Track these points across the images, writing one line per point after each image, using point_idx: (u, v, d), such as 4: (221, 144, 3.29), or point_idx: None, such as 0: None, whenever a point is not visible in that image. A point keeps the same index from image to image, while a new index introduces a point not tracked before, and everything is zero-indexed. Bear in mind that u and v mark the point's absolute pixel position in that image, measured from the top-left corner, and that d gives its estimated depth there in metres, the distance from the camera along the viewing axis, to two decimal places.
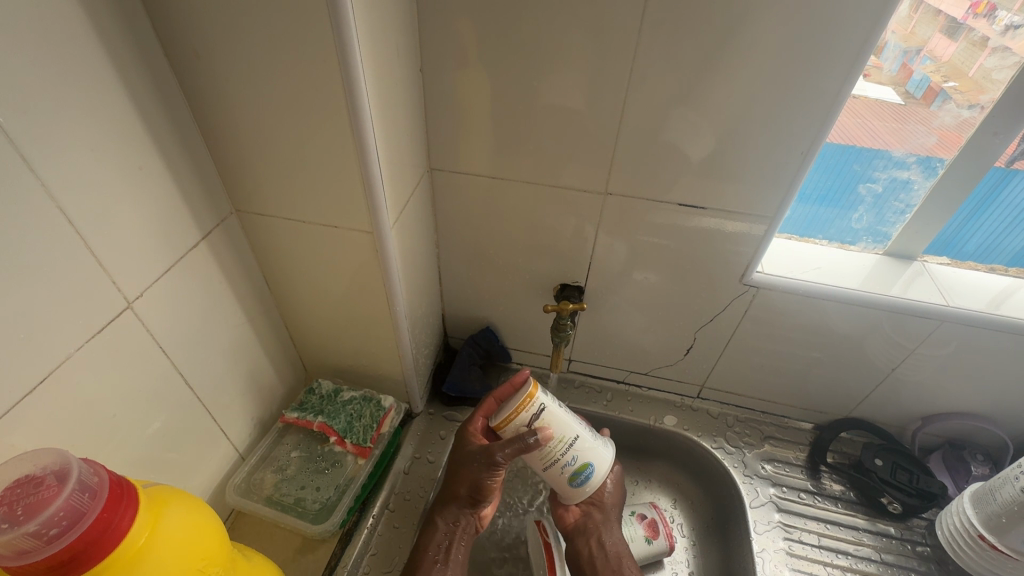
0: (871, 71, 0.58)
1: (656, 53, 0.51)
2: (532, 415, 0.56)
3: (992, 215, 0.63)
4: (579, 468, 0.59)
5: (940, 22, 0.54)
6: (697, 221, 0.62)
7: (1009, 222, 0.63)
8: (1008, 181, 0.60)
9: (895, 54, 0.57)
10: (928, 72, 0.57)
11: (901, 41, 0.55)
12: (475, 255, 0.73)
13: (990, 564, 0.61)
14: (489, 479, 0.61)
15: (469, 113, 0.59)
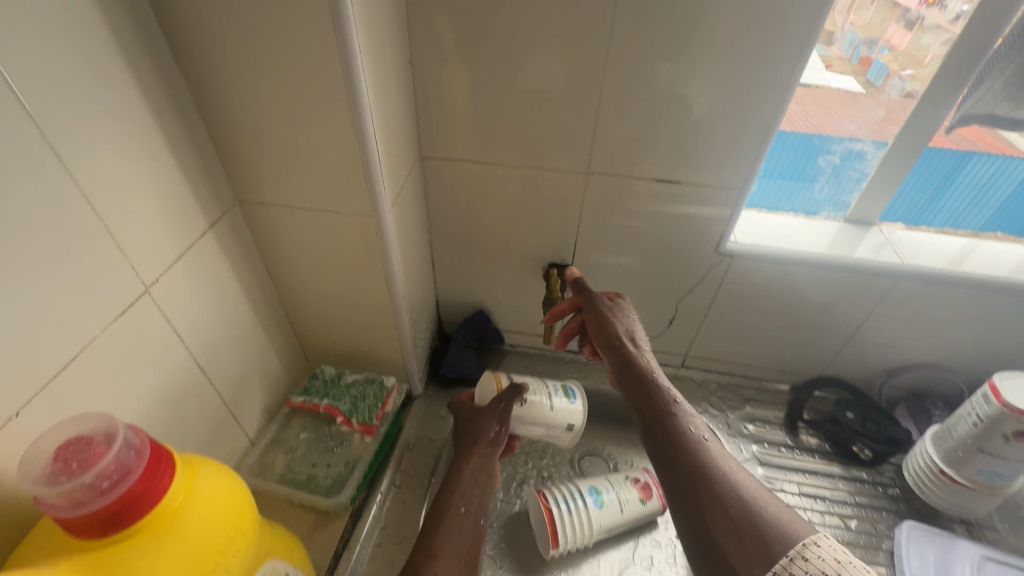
0: (833, 62, 0.66)
1: (629, 37, 0.55)
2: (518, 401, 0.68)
3: (948, 193, 0.72)
4: (547, 417, 0.69)
5: (896, 14, 0.62)
6: (675, 195, 0.66)
7: (967, 200, 0.72)
8: (965, 164, 0.68)
9: (855, 45, 0.64)
10: (887, 60, 0.64)
11: (855, 31, 0.63)
12: (467, 239, 0.77)
13: (952, 495, 0.66)
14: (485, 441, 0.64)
15: (456, 102, 0.63)
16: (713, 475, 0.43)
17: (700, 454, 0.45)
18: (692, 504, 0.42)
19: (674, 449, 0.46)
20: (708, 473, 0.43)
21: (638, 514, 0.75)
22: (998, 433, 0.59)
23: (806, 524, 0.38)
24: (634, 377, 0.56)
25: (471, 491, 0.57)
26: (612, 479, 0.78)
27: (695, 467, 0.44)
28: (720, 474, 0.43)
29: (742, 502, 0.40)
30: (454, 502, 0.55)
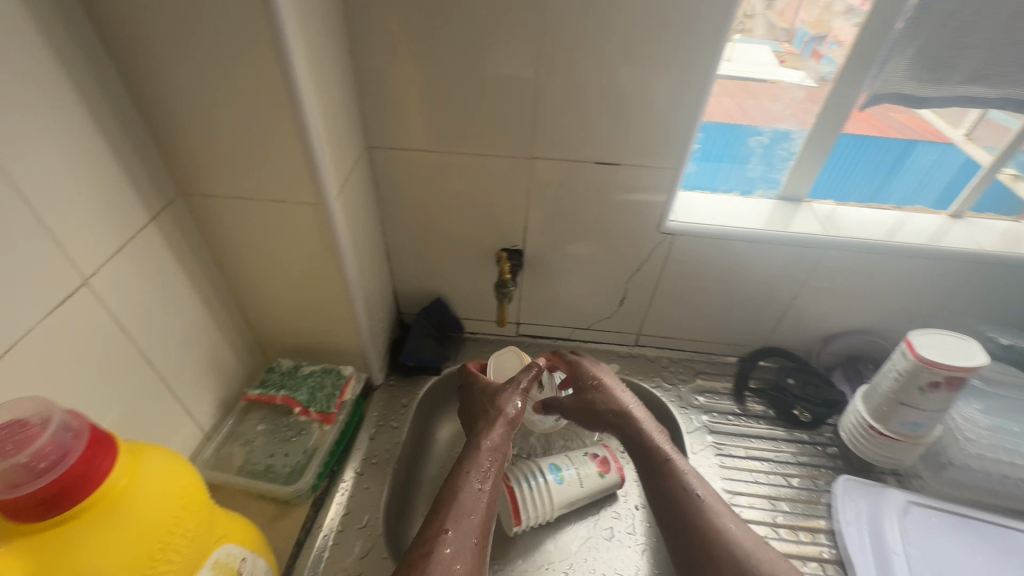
0: (785, 57, 0.73)
1: (562, 23, 0.57)
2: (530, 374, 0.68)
3: (896, 178, 0.79)
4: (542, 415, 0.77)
5: (840, 10, 0.65)
6: (615, 177, 0.69)
7: (914, 185, 0.80)
8: (911, 149, 0.76)
9: (807, 41, 0.70)
10: (834, 55, 0.66)
11: (806, 27, 0.70)
12: (420, 227, 0.78)
13: (880, 448, 0.71)
14: (507, 415, 0.63)
15: (399, 90, 0.64)
16: (709, 534, 0.54)
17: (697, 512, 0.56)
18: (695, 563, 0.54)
19: (676, 506, 0.57)
20: (705, 530, 0.55)
21: (597, 487, 0.78)
22: (916, 385, 0.64)
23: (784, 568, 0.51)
24: (630, 439, 0.65)
25: (487, 468, 0.57)
26: (572, 456, 0.80)
27: (693, 530, 0.55)
28: (716, 533, 0.54)
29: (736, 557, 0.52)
30: (468, 478, 0.55)
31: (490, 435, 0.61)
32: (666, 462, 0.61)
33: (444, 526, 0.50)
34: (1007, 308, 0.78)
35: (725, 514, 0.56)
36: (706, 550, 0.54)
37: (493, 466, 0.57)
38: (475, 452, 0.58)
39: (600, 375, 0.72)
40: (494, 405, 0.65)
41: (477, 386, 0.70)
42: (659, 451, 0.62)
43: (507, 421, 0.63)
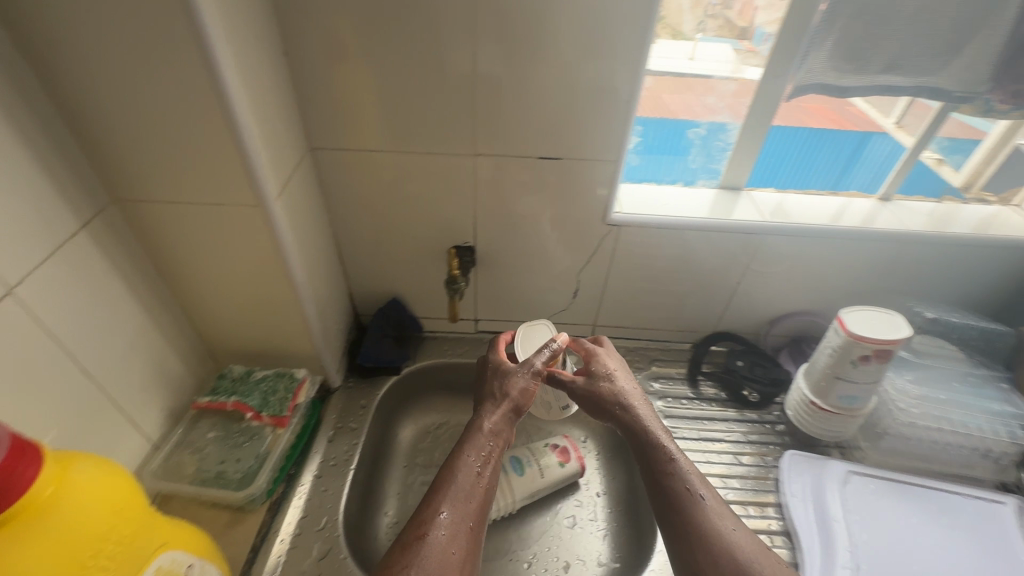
0: (748, 55, 0.71)
1: (493, 21, 0.58)
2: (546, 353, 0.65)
3: (854, 170, 0.83)
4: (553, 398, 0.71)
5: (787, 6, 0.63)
6: (557, 171, 0.70)
7: (873, 174, 0.83)
8: (868, 141, 0.80)
9: (767, 38, 0.68)
10: None
11: (765, 25, 0.67)
12: (370, 228, 0.78)
13: (822, 422, 0.75)
14: (513, 398, 0.62)
15: (337, 91, 0.64)
16: (704, 541, 0.52)
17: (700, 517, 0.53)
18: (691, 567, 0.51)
19: (675, 508, 0.54)
20: (701, 539, 0.52)
21: (558, 477, 0.79)
22: (849, 359, 0.68)
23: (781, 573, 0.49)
24: (633, 435, 0.61)
25: (487, 452, 0.57)
26: (533, 448, 0.82)
27: (694, 535, 0.52)
28: (718, 539, 0.51)
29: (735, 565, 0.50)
30: (467, 459, 0.55)
31: (492, 418, 0.60)
32: (669, 461, 0.57)
33: (440, 509, 0.51)
34: (934, 284, 0.82)
35: (725, 522, 0.53)
36: (699, 555, 0.51)
37: (493, 451, 0.57)
38: (478, 436, 0.58)
39: (612, 364, 0.68)
40: (500, 386, 0.63)
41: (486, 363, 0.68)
42: (662, 448, 0.58)
43: (512, 404, 0.61)
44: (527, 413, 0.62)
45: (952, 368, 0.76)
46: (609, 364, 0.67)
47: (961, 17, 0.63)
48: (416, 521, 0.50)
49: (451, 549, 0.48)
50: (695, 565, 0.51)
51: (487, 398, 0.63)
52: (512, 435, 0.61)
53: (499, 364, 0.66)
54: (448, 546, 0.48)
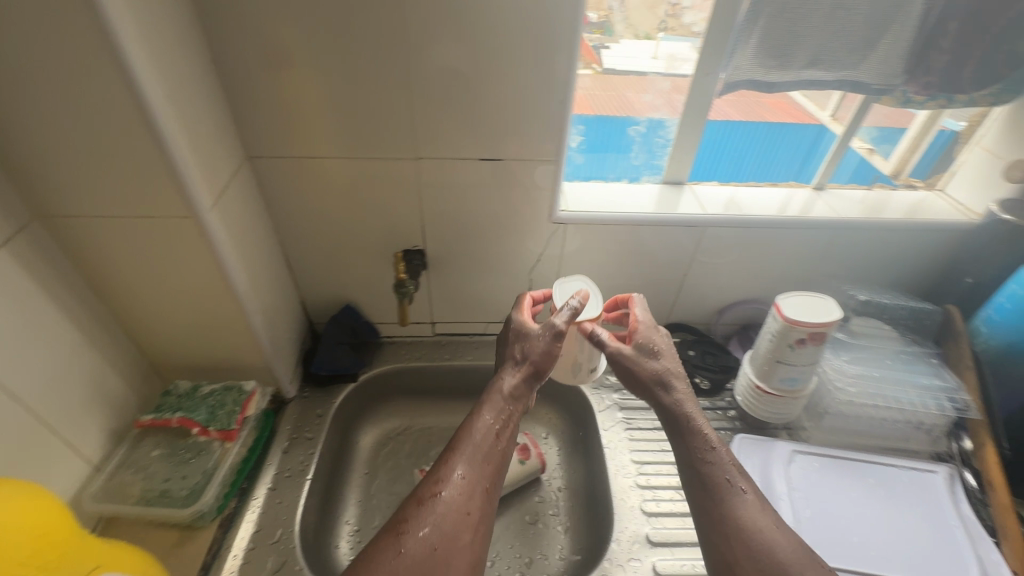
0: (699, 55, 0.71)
1: (424, 25, 0.58)
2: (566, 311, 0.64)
3: (811, 163, 0.86)
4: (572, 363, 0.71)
5: None
6: (500, 171, 0.71)
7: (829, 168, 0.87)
8: (822, 136, 0.83)
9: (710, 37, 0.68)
10: None
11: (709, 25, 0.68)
12: (317, 235, 0.78)
13: (767, 405, 0.77)
14: (535, 362, 0.64)
15: (272, 98, 0.64)
16: (738, 535, 0.54)
17: (737, 509, 0.56)
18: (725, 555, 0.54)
19: (710, 498, 0.57)
20: (737, 533, 0.54)
21: (518, 475, 0.80)
22: (786, 343, 0.71)
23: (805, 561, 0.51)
24: (675, 422, 0.63)
25: (506, 415, 0.61)
26: None
27: (729, 525, 0.55)
28: (756, 532, 0.54)
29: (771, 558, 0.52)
30: (485, 418, 0.60)
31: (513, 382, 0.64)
32: (708, 452, 0.60)
33: (456, 467, 0.56)
34: (867, 268, 0.86)
35: (765, 520, 0.55)
36: (735, 548, 0.54)
37: (512, 414, 0.61)
38: (499, 399, 0.62)
39: (660, 345, 0.68)
40: (523, 351, 0.66)
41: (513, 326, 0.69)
42: (699, 437, 0.61)
43: (533, 369, 0.64)
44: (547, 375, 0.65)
45: (884, 347, 0.80)
46: (647, 337, 0.68)
47: (872, 13, 0.67)
48: (432, 480, 0.55)
49: (466, 504, 0.53)
50: (728, 554, 0.54)
51: (509, 361, 0.66)
52: (531, 400, 0.64)
53: (523, 328, 0.68)
54: (464, 500, 0.53)
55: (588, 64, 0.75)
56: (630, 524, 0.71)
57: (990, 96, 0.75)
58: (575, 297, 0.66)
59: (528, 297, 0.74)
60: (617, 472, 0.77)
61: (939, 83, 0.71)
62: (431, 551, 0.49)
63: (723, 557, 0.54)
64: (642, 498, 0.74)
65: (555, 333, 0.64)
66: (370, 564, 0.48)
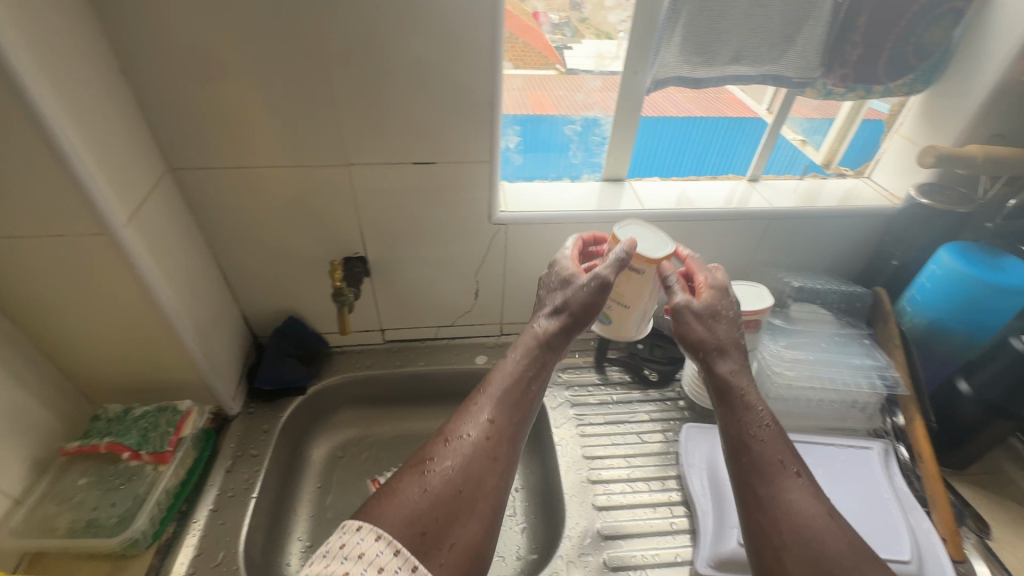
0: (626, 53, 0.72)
1: (343, 30, 0.58)
2: (617, 255, 0.58)
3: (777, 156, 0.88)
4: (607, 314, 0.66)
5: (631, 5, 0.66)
6: (435, 174, 0.71)
7: (789, 158, 0.89)
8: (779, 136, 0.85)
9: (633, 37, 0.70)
10: None
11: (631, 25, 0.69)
12: (253, 246, 0.76)
13: None
14: (573, 313, 0.61)
15: (189, 107, 0.62)
16: (785, 519, 0.52)
17: (786, 488, 0.54)
18: (766, 533, 0.52)
19: (757, 474, 0.55)
20: (783, 513, 0.52)
21: None
22: None
23: (849, 546, 0.50)
24: (728, 395, 0.60)
25: (537, 363, 0.61)
26: None
27: (775, 502, 0.53)
28: (803, 514, 0.52)
29: (817, 541, 0.50)
30: (515, 364, 0.61)
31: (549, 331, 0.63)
32: (759, 429, 0.58)
33: (485, 410, 0.57)
34: (803, 254, 0.89)
35: (813, 505, 0.53)
36: (781, 529, 0.52)
37: (542, 362, 0.62)
38: (532, 345, 0.62)
39: (728, 312, 0.65)
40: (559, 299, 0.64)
41: (553, 270, 0.66)
42: (752, 412, 0.59)
43: (571, 319, 0.62)
44: (586, 325, 0.62)
45: (820, 331, 0.83)
46: (712, 299, 0.64)
47: (786, 10, 0.69)
48: (459, 423, 0.56)
49: (490, 446, 0.55)
50: (770, 533, 0.52)
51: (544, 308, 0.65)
52: (564, 353, 0.64)
53: (568, 275, 0.64)
54: (488, 443, 0.55)
55: (552, 64, 0.74)
56: (581, 520, 0.71)
57: (905, 86, 0.78)
58: (623, 242, 0.59)
59: (576, 239, 0.69)
60: (569, 468, 0.77)
61: (855, 76, 0.74)
62: (455, 492, 0.51)
63: (767, 538, 0.52)
64: (594, 492, 0.74)
65: (599, 284, 0.60)
66: (395, 492, 0.50)
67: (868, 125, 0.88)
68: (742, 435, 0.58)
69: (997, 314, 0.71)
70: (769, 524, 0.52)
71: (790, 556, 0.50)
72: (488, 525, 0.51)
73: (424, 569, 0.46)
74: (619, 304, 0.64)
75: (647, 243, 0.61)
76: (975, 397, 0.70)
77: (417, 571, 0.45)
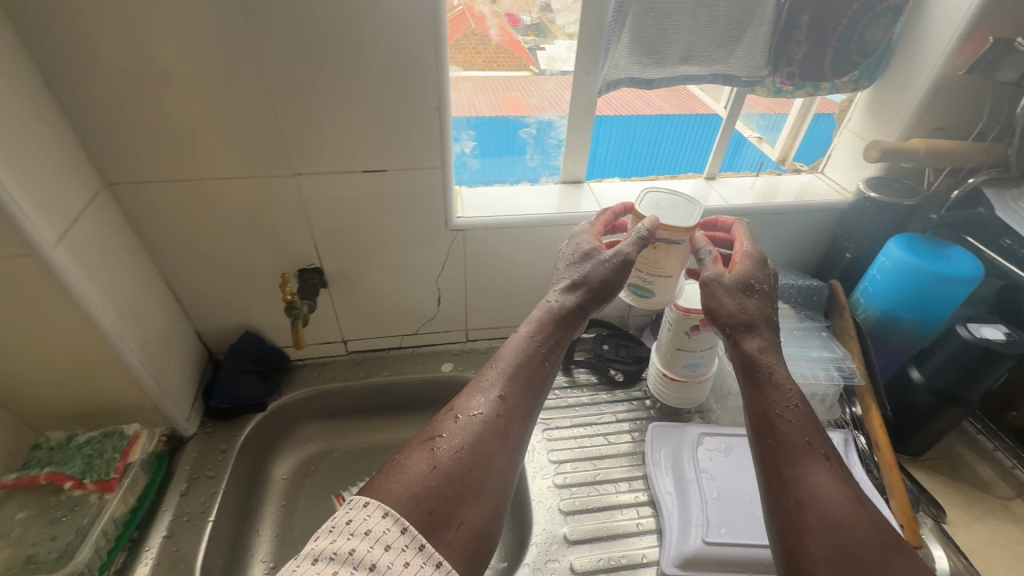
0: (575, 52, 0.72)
1: (280, 37, 0.56)
2: (642, 232, 0.57)
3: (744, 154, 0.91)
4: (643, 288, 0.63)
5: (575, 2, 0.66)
6: (387, 181, 0.70)
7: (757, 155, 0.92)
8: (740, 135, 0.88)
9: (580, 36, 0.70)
10: None
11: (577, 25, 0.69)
12: (201, 262, 0.73)
13: (676, 392, 0.80)
14: (590, 290, 0.61)
15: (122, 121, 0.59)
16: (811, 505, 0.46)
17: (812, 472, 0.48)
18: (789, 519, 0.47)
19: (781, 456, 0.50)
20: (808, 499, 0.47)
21: None
22: (683, 331, 0.73)
23: (880, 537, 0.44)
24: (755, 372, 0.55)
25: (552, 339, 0.60)
26: None
27: (799, 486, 0.48)
28: (831, 500, 0.46)
29: (846, 529, 0.44)
30: (528, 340, 0.59)
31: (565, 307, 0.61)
32: (788, 410, 0.52)
33: (497, 388, 0.55)
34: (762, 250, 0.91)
35: (843, 492, 0.47)
36: (806, 515, 0.46)
37: (558, 339, 0.60)
38: (546, 321, 0.60)
39: (764, 284, 0.60)
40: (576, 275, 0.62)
41: (572, 245, 0.65)
42: (781, 391, 0.53)
43: (586, 296, 0.61)
44: (605, 303, 0.61)
45: (779, 325, 0.84)
46: (745, 270, 0.60)
47: (731, 10, 0.70)
48: (469, 400, 0.54)
49: (502, 425, 0.53)
50: (793, 520, 0.46)
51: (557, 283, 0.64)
52: (577, 331, 0.63)
53: (592, 250, 0.62)
54: (501, 421, 0.53)
55: (526, 66, 0.74)
56: (547, 526, 0.71)
57: (850, 82, 0.80)
58: (646, 219, 0.58)
59: (606, 213, 0.69)
60: (536, 474, 0.77)
61: (801, 73, 0.76)
62: (465, 471, 0.49)
63: (790, 522, 0.47)
64: (560, 497, 0.74)
65: (621, 262, 0.59)
66: (401, 471, 0.48)
67: (821, 119, 0.89)
68: (768, 414, 0.52)
69: (944, 302, 0.73)
70: (792, 510, 0.47)
71: (817, 545, 0.44)
72: (498, 506, 0.49)
73: (432, 547, 0.44)
74: (656, 277, 0.61)
75: (675, 214, 0.59)
76: (926, 384, 0.72)
77: (425, 549, 0.43)
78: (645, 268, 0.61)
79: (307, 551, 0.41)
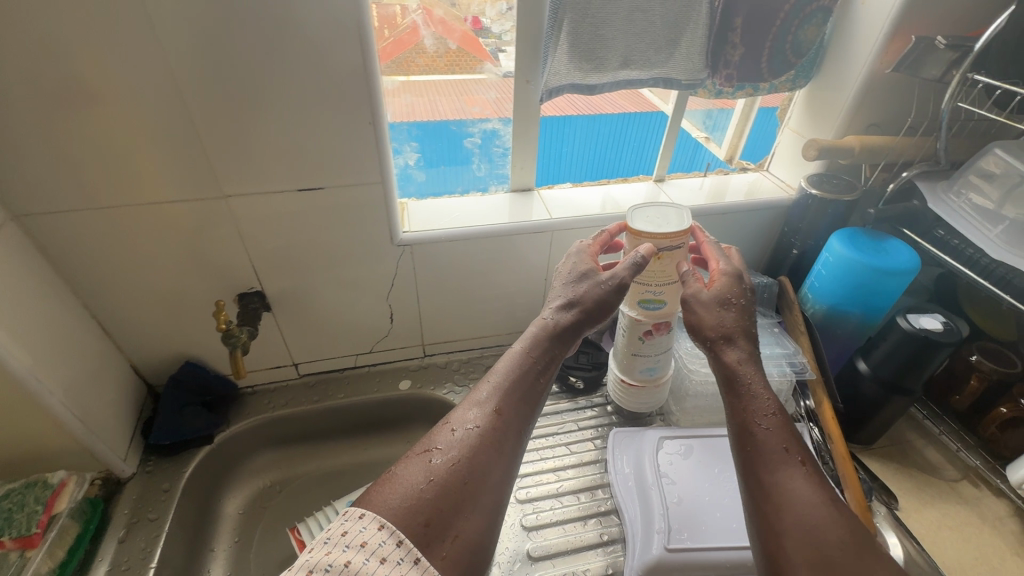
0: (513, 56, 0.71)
1: (195, 54, 0.53)
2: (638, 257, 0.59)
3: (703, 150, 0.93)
4: (653, 301, 0.67)
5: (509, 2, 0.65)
6: (325, 199, 0.67)
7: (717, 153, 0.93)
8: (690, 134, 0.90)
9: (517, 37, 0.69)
10: None
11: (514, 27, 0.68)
12: (129, 292, 0.69)
13: (635, 397, 0.79)
14: (587, 307, 0.60)
15: (27, 148, 0.55)
16: (788, 509, 0.45)
17: (789, 476, 0.47)
18: (768, 524, 0.46)
19: (760, 462, 0.49)
20: (784, 503, 0.46)
21: None
22: (637, 337, 0.72)
23: (854, 539, 0.43)
24: (733, 381, 0.55)
25: (549, 354, 0.58)
26: None
27: (778, 492, 0.47)
28: (807, 505, 0.45)
29: (823, 533, 0.43)
30: (523, 355, 0.57)
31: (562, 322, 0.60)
32: (766, 418, 0.52)
33: (495, 401, 0.53)
34: None
35: (818, 496, 0.46)
36: (784, 519, 0.45)
37: (554, 354, 0.59)
38: (541, 335, 0.59)
39: (745, 296, 0.60)
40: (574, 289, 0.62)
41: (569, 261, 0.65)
42: (758, 400, 0.53)
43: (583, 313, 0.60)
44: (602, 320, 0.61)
45: None
46: (723, 286, 0.60)
47: (666, 15, 0.70)
48: (463, 413, 0.52)
49: (500, 439, 0.51)
50: (772, 524, 0.45)
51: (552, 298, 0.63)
52: (572, 348, 0.61)
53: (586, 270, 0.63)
54: (498, 434, 0.51)
55: (484, 67, 0.72)
56: (511, 543, 0.69)
57: (788, 82, 0.82)
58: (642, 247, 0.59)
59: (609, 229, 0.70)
60: None
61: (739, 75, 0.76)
62: (461, 484, 0.47)
63: (770, 527, 0.45)
64: (522, 512, 0.72)
65: (617, 284, 0.60)
66: (394, 479, 0.46)
67: (763, 116, 0.91)
68: (747, 422, 0.52)
69: (884, 295, 0.75)
70: (770, 515, 0.46)
71: (795, 548, 0.43)
72: (492, 520, 0.47)
73: (427, 561, 0.42)
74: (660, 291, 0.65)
75: (666, 228, 0.61)
76: (872, 376, 0.73)
77: (421, 561, 0.42)
78: (651, 281, 0.65)
79: (301, 564, 0.39)
